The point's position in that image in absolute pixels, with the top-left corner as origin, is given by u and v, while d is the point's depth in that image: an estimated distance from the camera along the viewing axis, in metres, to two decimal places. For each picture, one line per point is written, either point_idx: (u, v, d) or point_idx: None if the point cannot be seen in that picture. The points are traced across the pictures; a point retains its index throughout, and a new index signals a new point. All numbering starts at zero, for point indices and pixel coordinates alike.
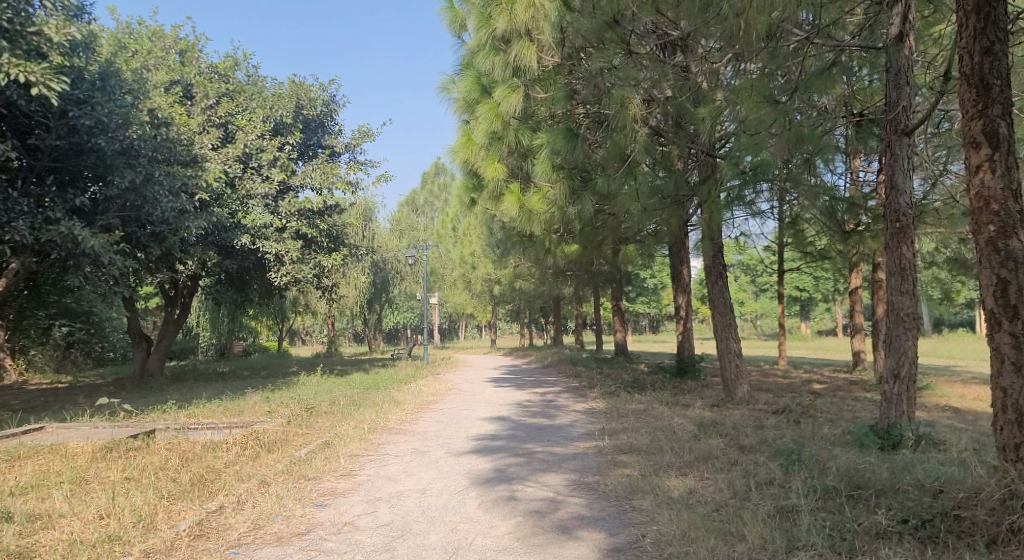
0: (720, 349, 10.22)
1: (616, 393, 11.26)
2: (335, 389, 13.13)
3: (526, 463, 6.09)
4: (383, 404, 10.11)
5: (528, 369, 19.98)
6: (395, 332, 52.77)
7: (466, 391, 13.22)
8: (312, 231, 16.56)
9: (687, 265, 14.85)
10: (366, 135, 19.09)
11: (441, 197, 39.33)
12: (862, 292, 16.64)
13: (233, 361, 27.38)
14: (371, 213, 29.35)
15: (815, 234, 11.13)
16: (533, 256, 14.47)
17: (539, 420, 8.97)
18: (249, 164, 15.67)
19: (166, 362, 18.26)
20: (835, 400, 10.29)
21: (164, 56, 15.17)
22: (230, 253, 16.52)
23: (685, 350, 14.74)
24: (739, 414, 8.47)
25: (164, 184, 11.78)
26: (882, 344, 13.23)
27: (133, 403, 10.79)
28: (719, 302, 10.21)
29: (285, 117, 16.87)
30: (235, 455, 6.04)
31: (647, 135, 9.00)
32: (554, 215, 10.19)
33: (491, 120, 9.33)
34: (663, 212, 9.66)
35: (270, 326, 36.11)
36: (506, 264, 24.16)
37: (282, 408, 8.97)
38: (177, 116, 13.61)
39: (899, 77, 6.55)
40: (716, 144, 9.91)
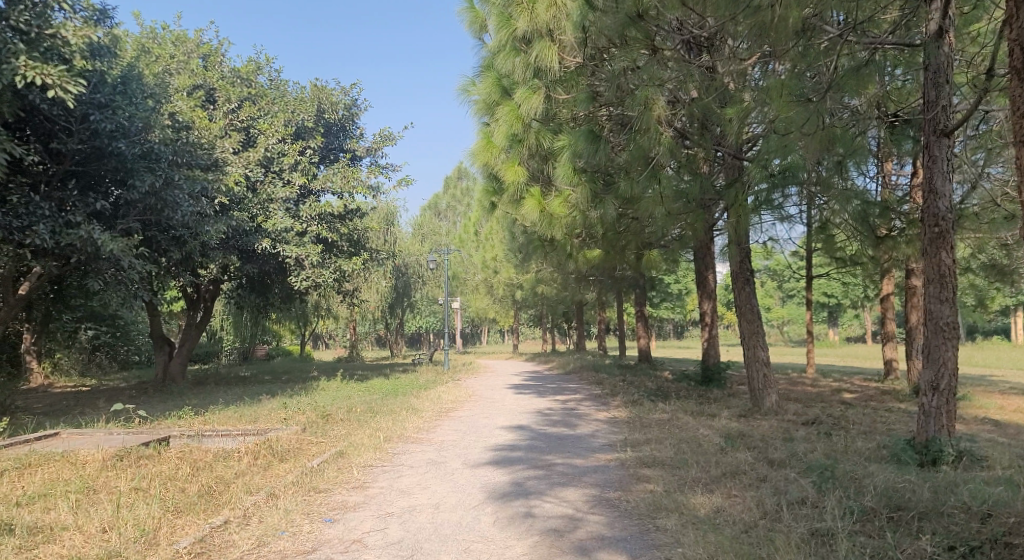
0: (747, 357, 9.89)
1: (639, 402, 10.97)
2: (354, 395, 13.03)
3: (545, 477, 5.87)
4: (401, 411, 9.97)
5: (550, 375, 19.74)
6: (418, 337, 52.81)
7: (486, 397, 13.03)
8: (333, 235, 16.52)
9: (713, 270, 14.53)
10: (387, 139, 19.06)
11: (463, 202, 39.30)
12: (894, 299, 16.13)
13: (256, 365, 27.55)
14: (393, 218, 29.36)
15: (846, 239, 10.77)
16: (555, 261, 14.25)
17: (560, 430, 8.73)
18: (270, 168, 15.72)
19: (188, 366, 18.36)
20: (868, 412, 9.90)
21: (187, 60, 15.28)
22: (252, 257, 16.56)
23: (710, 357, 14.40)
24: (768, 426, 8.15)
25: (184, 188, 11.84)
26: (916, 353, 12.77)
27: (151, 407, 10.79)
28: (746, 309, 9.89)
29: (307, 121, 16.90)
30: (246, 465, 5.93)
31: (672, 137, 8.76)
32: (575, 220, 9.97)
33: (511, 122, 9.16)
34: (688, 216, 9.39)
35: (293, 330, 36.34)
36: (528, 269, 23.99)
37: (299, 415, 8.87)
38: (199, 120, 13.70)
39: (938, 75, 6.20)
40: (743, 147, 9.62)
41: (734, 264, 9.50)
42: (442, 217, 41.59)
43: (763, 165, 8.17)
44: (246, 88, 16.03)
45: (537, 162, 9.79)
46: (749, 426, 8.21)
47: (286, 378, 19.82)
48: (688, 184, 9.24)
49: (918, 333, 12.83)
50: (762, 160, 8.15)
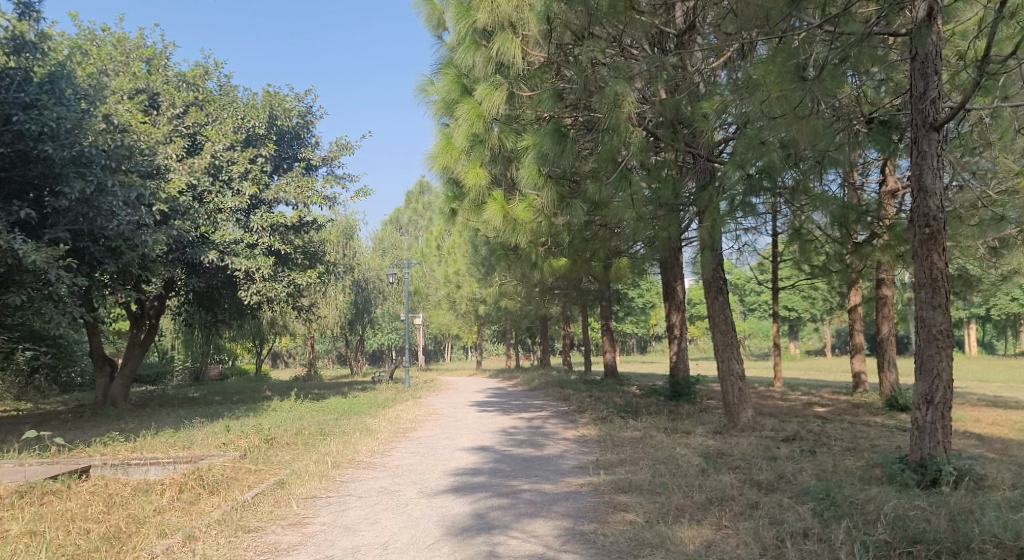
0: (721, 371, 9.43)
1: (608, 418, 10.41)
2: (306, 416, 12.17)
3: (511, 507, 5.22)
4: (354, 432, 9.21)
5: (515, 392, 19.11)
6: (379, 353, 51.62)
7: (448, 416, 12.31)
8: (286, 247, 15.63)
9: (681, 281, 14.15)
10: (344, 149, 18.33)
11: (424, 216, 38.52)
12: (862, 310, 16.00)
13: (208, 386, 26.22)
14: (352, 231, 28.49)
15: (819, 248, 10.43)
16: (519, 273, 13.65)
17: (526, 451, 8.09)
18: (218, 176, 14.85)
19: (130, 388, 17.20)
20: (846, 426, 9.51)
21: (128, 62, 14.41)
22: (198, 271, 15.56)
23: (680, 371, 13.96)
24: (748, 444, 7.64)
25: (120, 196, 10.89)
26: (889, 365, 12.58)
27: (78, 434, 9.82)
28: (719, 319, 9.43)
29: (258, 128, 16.08)
30: (166, 501, 5.13)
31: (641, 139, 8.36)
32: (541, 226, 9.43)
33: (472, 122, 8.52)
34: (659, 222, 8.90)
35: (248, 349, 34.98)
36: (491, 283, 23.38)
37: (239, 439, 8.05)
38: (140, 124, 12.83)
39: (926, 66, 5.87)
40: (716, 149, 9.21)
41: (708, 272, 9.06)
42: (403, 231, 40.79)
43: (740, 165, 7.73)
44: (192, 92, 15.21)
45: (500, 166, 9.23)
46: (728, 444, 7.70)
47: (237, 398, 18.76)
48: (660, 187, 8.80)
49: (891, 344, 12.66)
50: (737, 161, 7.73)
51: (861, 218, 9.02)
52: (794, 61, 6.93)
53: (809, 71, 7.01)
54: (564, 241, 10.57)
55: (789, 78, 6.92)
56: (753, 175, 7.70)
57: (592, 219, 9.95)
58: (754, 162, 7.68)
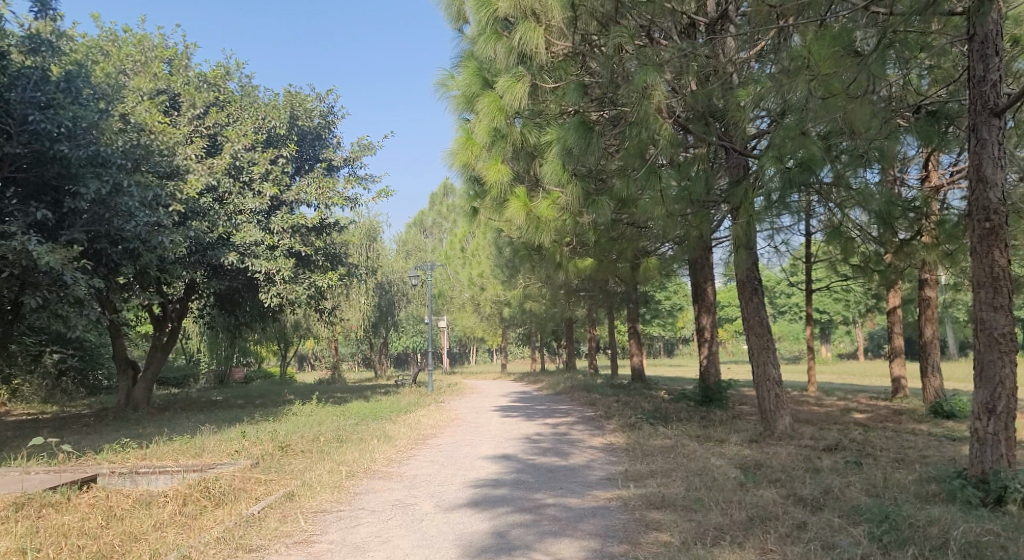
0: (757, 376, 8.95)
1: (637, 425, 9.96)
2: (326, 421, 11.91)
3: (534, 524, 4.84)
4: (372, 439, 8.90)
5: (539, 396, 18.70)
6: (404, 356, 51.54)
7: (470, 422, 11.96)
8: (306, 248, 15.45)
9: (712, 283, 13.65)
10: (366, 149, 18.14)
11: (448, 218, 38.28)
12: (901, 312, 15.34)
13: (232, 388, 26.28)
14: (376, 233, 28.36)
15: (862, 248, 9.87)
16: (544, 274, 13.25)
17: (551, 460, 7.69)
18: (239, 178, 14.74)
19: (153, 392, 17.16)
20: (892, 435, 8.97)
21: (150, 63, 14.36)
22: (220, 273, 15.46)
23: (710, 376, 13.45)
24: (788, 455, 7.16)
25: (137, 196, 10.77)
26: (933, 370, 11.99)
27: (94, 439, 9.67)
28: (754, 322, 8.95)
29: (279, 128, 15.94)
30: (167, 515, 4.85)
31: (671, 131, 7.93)
32: (566, 224, 9.04)
33: (493, 115, 8.18)
34: (689, 219, 8.47)
35: (274, 352, 35.08)
36: (515, 285, 22.99)
37: (253, 447, 7.79)
38: (160, 125, 12.76)
39: (985, 46, 5.36)
40: (750, 143, 8.75)
41: (742, 271, 8.60)
42: (427, 233, 40.64)
43: (778, 158, 7.25)
44: (214, 93, 15.13)
45: (523, 162, 8.86)
46: (766, 455, 7.23)
47: (260, 402, 18.64)
48: (691, 183, 8.37)
49: (934, 349, 12.05)
50: (775, 154, 7.26)
51: (905, 215, 8.48)
52: (837, 45, 6.45)
53: (853, 56, 6.54)
54: (590, 240, 10.17)
55: (832, 63, 6.45)
56: (791, 168, 7.23)
57: (618, 217, 9.53)
58: (793, 154, 7.21)
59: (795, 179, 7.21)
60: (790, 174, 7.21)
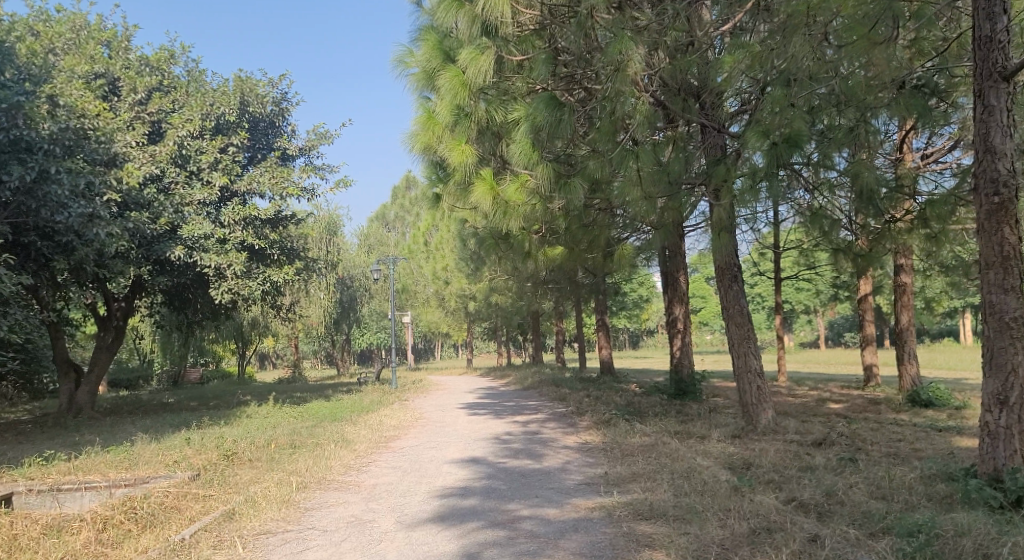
0: (737, 368, 8.50)
1: (612, 422, 9.47)
2: (281, 423, 11.12)
3: (510, 542, 4.26)
4: (329, 443, 8.21)
5: (507, 392, 18.15)
6: (367, 352, 50.43)
7: (435, 421, 11.32)
8: (260, 241, 14.54)
9: (684, 272, 13.24)
10: (323, 138, 17.28)
11: (411, 211, 37.27)
12: (873, 300, 15.18)
13: (187, 390, 25.06)
14: (336, 227, 27.47)
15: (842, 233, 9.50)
16: (511, 265, 12.62)
17: (523, 463, 7.11)
18: (186, 167, 13.78)
19: (97, 395, 16.01)
20: (876, 427, 8.64)
21: (86, 43, 13.24)
22: (166, 269, 14.45)
23: (684, 368, 13.06)
24: (777, 452, 6.71)
25: (68, 183, 9.68)
26: (909, 357, 11.77)
27: (19, 450, 8.75)
28: (734, 311, 8.50)
29: (229, 115, 14.92)
30: (79, 544, 4.08)
31: (648, 107, 7.39)
32: (536, 210, 8.45)
33: (456, 91, 7.52)
34: (667, 203, 7.95)
35: (230, 351, 33.76)
36: (481, 278, 22.37)
37: (195, 457, 7.03)
38: (97, 109, 11.77)
39: (993, 4, 4.95)
40: (729, 121, 8.28)
41: (721, 258, 8.15)
42: (389, 227, 39.64)
43: (764, 133, 6.76)
44: (157, 77, 14.08)
45: (489, 143, 8.23)
46: (753, 453, 6.77)
47: (213, 404, 17.68)
48: (668, 164, 7.83)
49: (910, 336, 11.81)
50: (761, 129, 6.76)
51: (893, 197, 8.07)
52: None
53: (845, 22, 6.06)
54: (560, 227, 9.60)
55: None
56: (777, 144, 6.75)
57: (591, 201, 9.00)
58: (780, 128, 6.72)
59: (781, 156, 6.72)
60: (775, 151, 6.72)
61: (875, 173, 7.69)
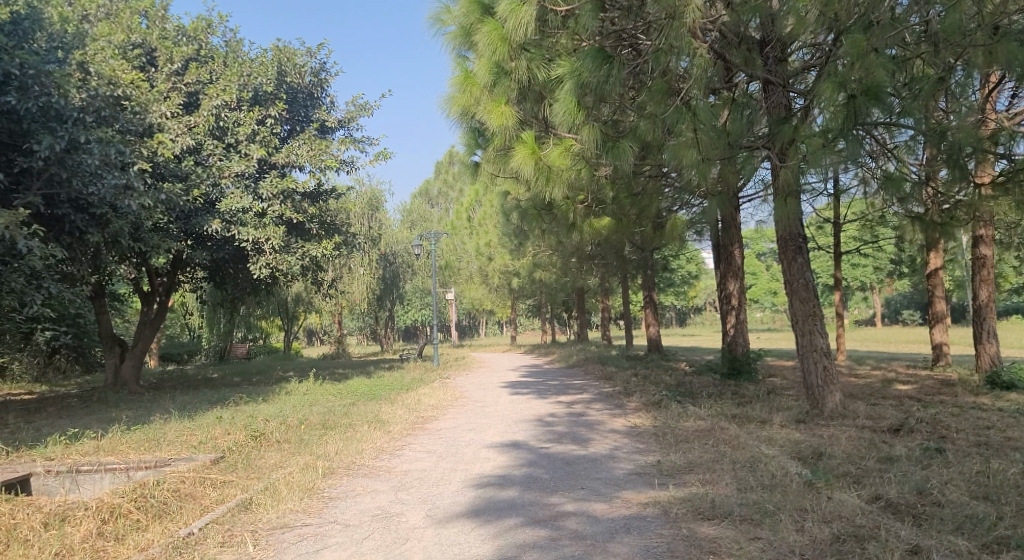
0: (801, 347, 7.77)
1: (662, 404, 8.88)
2: (318, 401, 10.87)
3: (552, 544, 3.75)
4: (364, 424, 7.87)
5: (550, 370, 17.68)
6: (412, 328, 50.66)
7: (475, 400, 10.91)
8: (297, 215, 14.24)
9: (741, 244, 12.44)
10: (362, 109, 16.85)
11: (453, 187, 36.79)
12: (944, 275, 14.02)
13: (233, 365, 25.39)
14: (379, 203, 27.24)
15: (928, 202, 8.48)
16: (556, 237, 12.05)
17: (568, 449, 6.59)
18: (223, 140, 13.56)
19: (143, 369, 16.19)
20: (958, 411, 7.78)
21: (122, 14, 13.00)
22: (205, 243, 14.35)
23: (738, 346, 12.34)
24: (850, 440, 5.99)
25: (98, 154, 9.49)
26: (988, 336, 10.63)
27: (56, 425, 8.67)
28: (798, 285, 7.75)
29: (267, 85, 14.54)
30: (78, 538, 3.78)
31: (705, 58, 6.65)
32: (581, 176, 7.82)
33: (495, 46, 6.90)
34: (725, 167, 7.21)
35: (277, 326, 34.26)
36: (524, 254, 21.85)
37: (223, 438, 6.75)
38: (132, 78, 11.53)
39: None
40: (797, 75, 7.45)
41: (785, 226, 7.41)
42: (433, 203, 39.40)
43: (840, 83, 5.82)
44: (193, 47, 13.79)
45: (530, 103, 7.60)
46: (822, 440, 6.07)
47: (256, 379, 17.71)
48: (726, 122, 7.05)
49: (990, 312, 10.65)
50: (836, 79, 5.84)
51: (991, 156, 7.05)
52: None
53: None
54: (607, 196, 8.94)
55: None
56: (854, 96, 5.85)
57: (641, 166, 8.32)
58: (858, 78, 5.80)
59: (859, 111, 5.82)
60: (852, 104, 5.80)
61: (972, 128, 6.67)
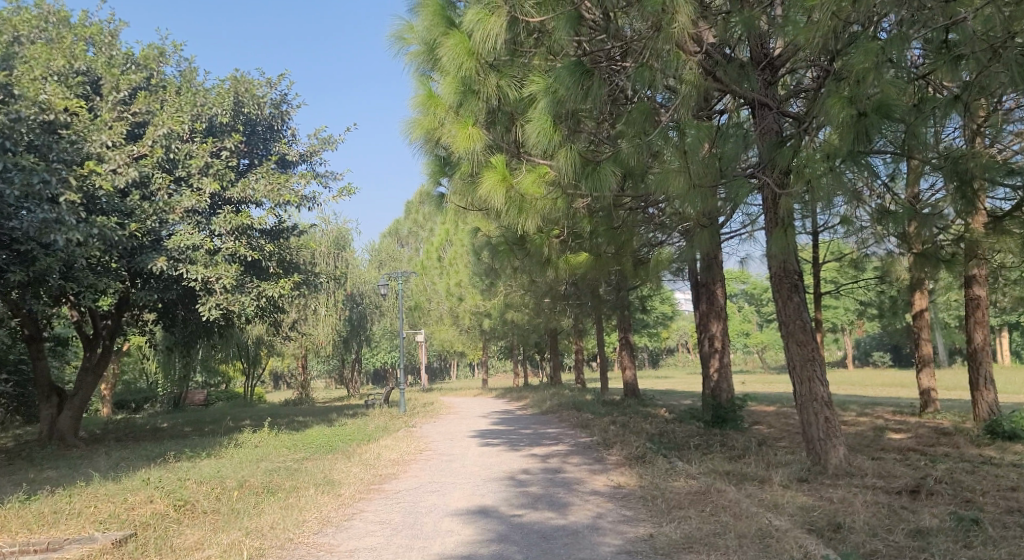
0: (799, 397, 7.05)
1: (647, 458, 8.06)
2: (266, 457, 9.81)
3: None
4: (311, 487, 6.88)
5: (523, 417, 16.77)
6: (381, 371, 49.15)
7: (442, 453, 9.97)
8: (252, 253, 13.30)
9: (722, 283, 11.84)
10: (325, 143, 16.11)
11: (423, 226, 36.10)
12: (929, 316, 13.57)
13: (187, 413, 23.88)
14: (345, 242, 26.35)
15: (930, 239, 7.90)
16: (528, 276, 11.30)
17: (544, 517, 5.71)
18: (174, 173, 12.67)
19: (82, 420, 14.85)
20: (972, 466, 7.13)
21: (62, 38, 12.13)
22: (151, 283, 13.29)
23: (723, 393, 11.66)
24: (866, 507, 5.26)
25: (19, 184, 8.54)
26: (986, 382, 10.09)
27: None
28: (794, 327, 7.07)
29: (222, 116, 13.74)
30: None
31: (694, 75, 6.00)
32: (557, 208, 7.12)
33: (460, 61, 6.19)
34: (716, 196, 6.54)
35: (237, 371, 32.71)
36: (496, 294, 21.13)
37: (140, 509, 5.74)
38: (71, 104, 10.62)
39: None
40: (788, 98, 6.89)
41: (780, 262, 6.76)
42: (403, 243, 38.56)
43: (849, 99, 5.22)
44: (141, 74, 12.94)
45: (501, 127, 6.92)
46: (835, 507, 5.32)
47: (208, 429, 16.49)
48: (716, 145, 6.45)
49: (986, 356, 10.12)
50: (844, 95, 5.23)
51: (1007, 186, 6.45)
52: None
53: None
54: (584, 230, 8.25)
55: None
56: (866, 114, 5.20)
57: (621, 197, 7.68)
58: (867, 95, 5.20)
59: (871, 130, 5.19)
60: (863, 123, 5.18)
61: (987, 157, 6.07)
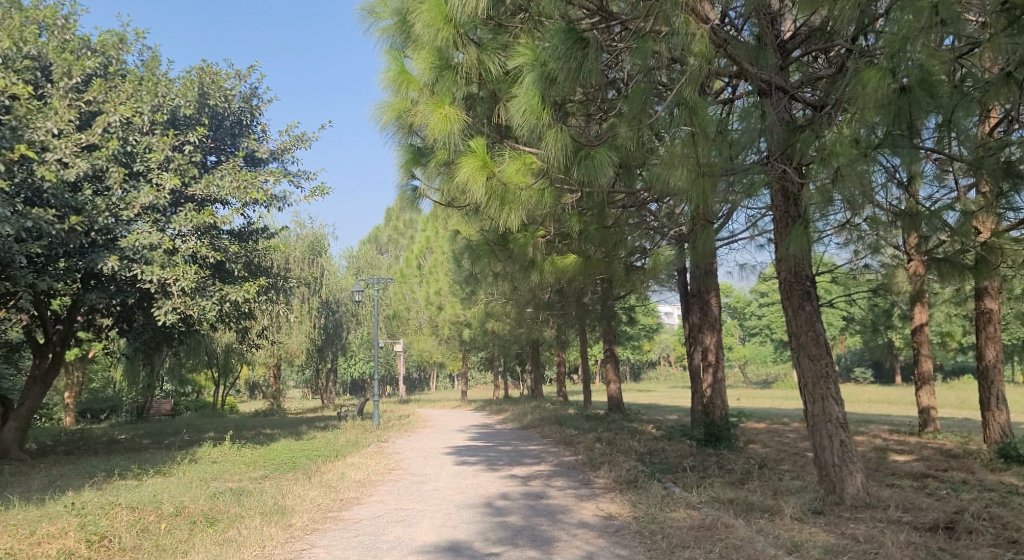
0: (811, 417, 6.30)
1: (639, 482, 7.27)
2: (220, 476, 8.88)
3: None
4: (259, 516, 6.00)
5: (503, 432, 15.91)
6: (358, 381, 47.95)
7: (413, 474, 9.10)
8: (215, 253, 12.36)
9: (716, 293, 11.11)
10: (298, 141, 15.26)
11: (404, 234, 35.25)
12: (928, 331, 12.95)
13: (148, 424, 22.66)
14: (321, 247, 25.45)
15: (948, 251, 7.25)
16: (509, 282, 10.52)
17: (525, 557, 4.87)
18: (131, 167, 11.75)
19: (28, 433, 13.69)
20: (1000, 497, 6.42)
21: (10, 19, 11.22)
22: (103, 286, 12.27)
23: (716, 410, 10.93)
24: (901, 549, 4.50)
25: None
26: (998, 403, 9.48)
27: None
28: (805, 338, 6.35)
29: (186, 108, 12.85)
30: None
31: (704, 50, 5.22)
32: (542, 201, 6.36)
33: (436, 29, 5.40)
34: (725, 189, 5.80)
35: (208, 379, 31.49)
36: (476, 302, 20.32)
37: (43, 546, 4.84)
38: (12, 86, 9.68)
39: None
40: (800, 83, 6.23)
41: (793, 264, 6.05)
42: (382, 251, 37.59)
43: (890, 71, 4.54)
44: (97, 60, 12.02)
45: (483, 108, 6.17)
46: (865, 548, 4.56)
47: (165, 443, 15.41)
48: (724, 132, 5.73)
49: (998, 374, 9.48)
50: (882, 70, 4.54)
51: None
52: None
53: None
54: (573, 230, 7.49)
55: None
56: (909, 91, 4.50)
57: (614, 192, 6.92)
58: (909, 69, 4.51)
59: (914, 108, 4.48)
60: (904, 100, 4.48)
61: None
